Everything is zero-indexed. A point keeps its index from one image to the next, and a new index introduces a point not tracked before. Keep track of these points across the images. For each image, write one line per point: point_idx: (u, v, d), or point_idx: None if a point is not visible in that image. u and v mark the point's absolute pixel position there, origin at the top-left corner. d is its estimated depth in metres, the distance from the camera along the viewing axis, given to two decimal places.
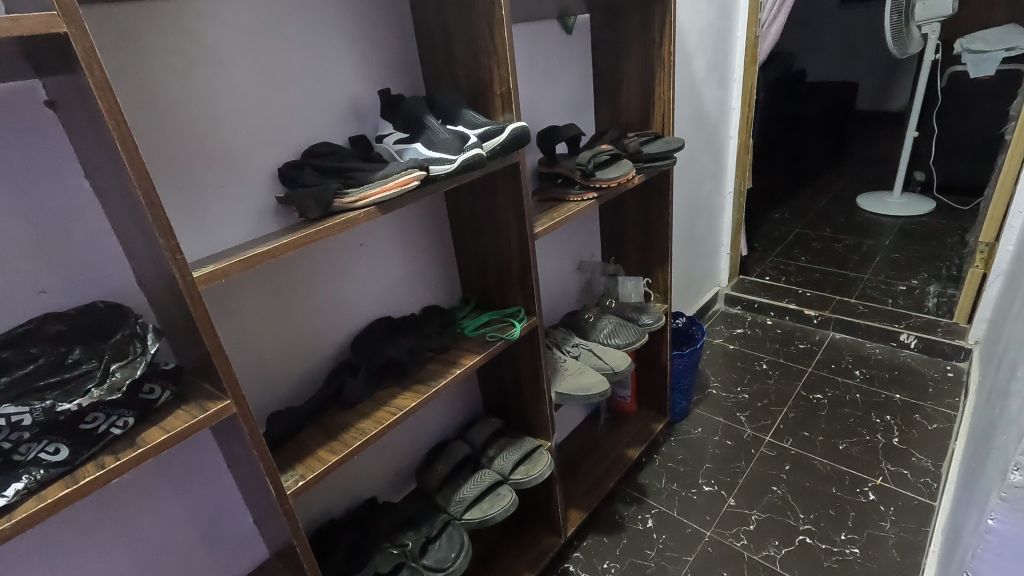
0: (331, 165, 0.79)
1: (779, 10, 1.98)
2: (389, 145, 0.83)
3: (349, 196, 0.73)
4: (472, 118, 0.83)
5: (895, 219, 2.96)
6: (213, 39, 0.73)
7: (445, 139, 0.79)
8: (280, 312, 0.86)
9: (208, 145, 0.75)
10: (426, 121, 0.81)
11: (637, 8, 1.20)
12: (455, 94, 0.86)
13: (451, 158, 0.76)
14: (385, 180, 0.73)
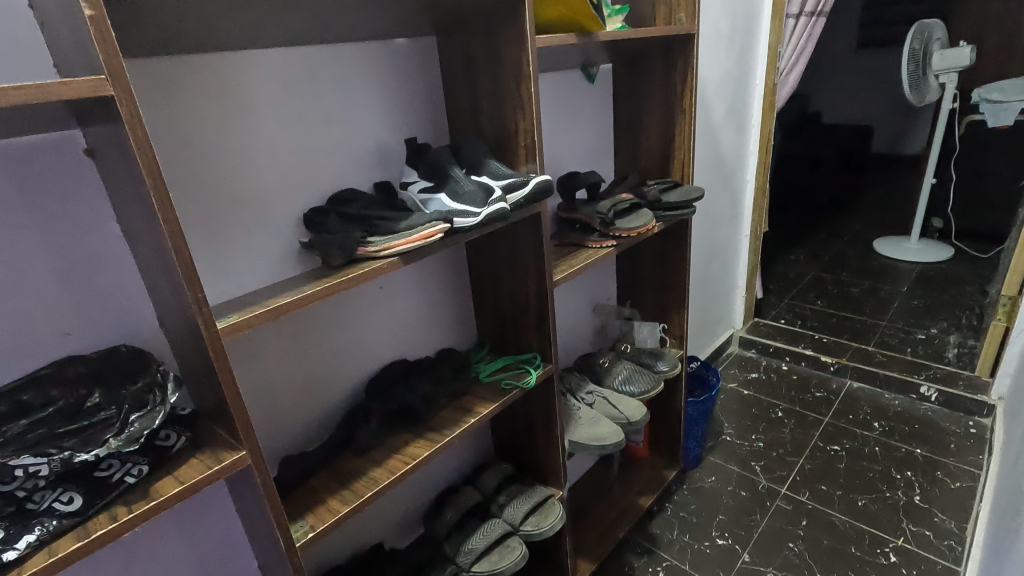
0: (356, 213, 0.80)
1: (798, 59, 2.00)
2: (413, 194, 0.84)
3: (373, 245, 0.74)
4: (497, 168, 0.84)
5: (912, 265, 2.94)
6: (248, 89, 0.75)
7: (470, 189, 0.79)
8: (298, 356, 0.86)
9: (238, 191, 0.76)
10: (451, 171, 0.82)
11: (659, 60, 1.22)
12: (480, 144, 0.87)
13: (476, 209, 0.77)
14: (409, 231, 0.74)
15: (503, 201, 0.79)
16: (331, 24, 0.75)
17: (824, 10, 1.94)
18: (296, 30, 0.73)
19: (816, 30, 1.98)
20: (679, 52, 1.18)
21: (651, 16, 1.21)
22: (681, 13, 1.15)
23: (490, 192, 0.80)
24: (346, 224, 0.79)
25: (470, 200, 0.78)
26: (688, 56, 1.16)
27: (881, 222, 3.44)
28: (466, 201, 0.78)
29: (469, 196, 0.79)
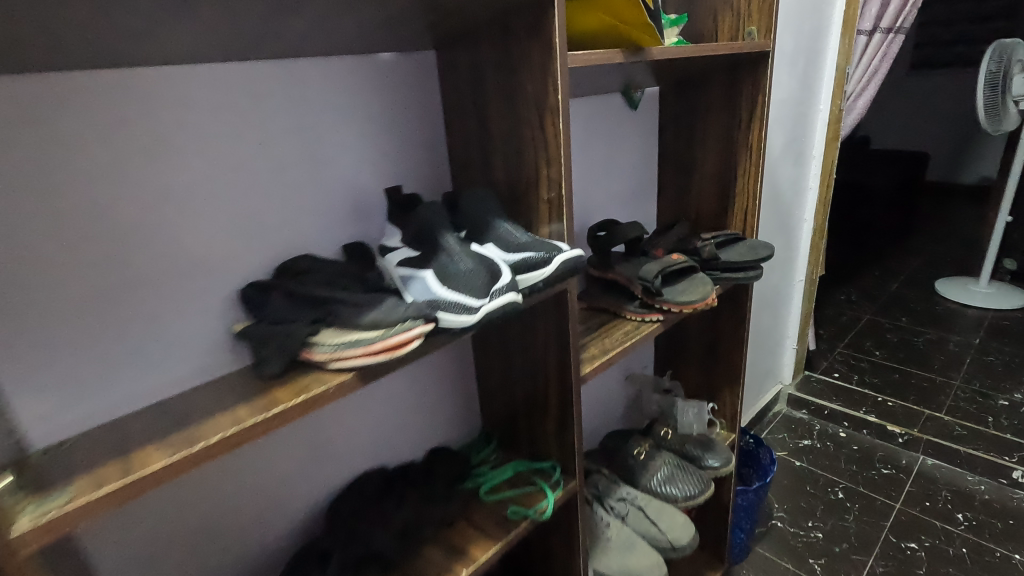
0: (308, 293, 0.57)
1: (869, 82, 1.74)
2: (392, 263, 0.61)
3: (323, 351, 0.50)
4: (512, 239, 0.61)
5: (983, 312, 2.60)
6: (161, 124, 0.54)
7: (473, 268, 0.56)
8: (219, 498, 0.64)
9: (135, 266, 0.55)
10: (445, 239, 0.59)
11: (720, 85, 0.98)
12: (488, 195, 0.64)
13: (479, 299, 0.53)
14: (378, 334, 0.50)
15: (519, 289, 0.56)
16: (277, 36, 0.53)
17: (903, 27, 1.68)
18: (223, 42, 0.51)
19: (892, 50, 1.71)
20: (747, 76, 0.93)
21: (712, 30, 0.97)
22: (751, 26, 0.91)
23: (500, 273, 0.57)
24: (292, 306, 0.56)
25: (471, 281, 0.55)
26: (759, 80, 0.92)
27: (943, 259, 3.10)
28: (465, 284, 0.55)
29: (470, 277, 0.55)
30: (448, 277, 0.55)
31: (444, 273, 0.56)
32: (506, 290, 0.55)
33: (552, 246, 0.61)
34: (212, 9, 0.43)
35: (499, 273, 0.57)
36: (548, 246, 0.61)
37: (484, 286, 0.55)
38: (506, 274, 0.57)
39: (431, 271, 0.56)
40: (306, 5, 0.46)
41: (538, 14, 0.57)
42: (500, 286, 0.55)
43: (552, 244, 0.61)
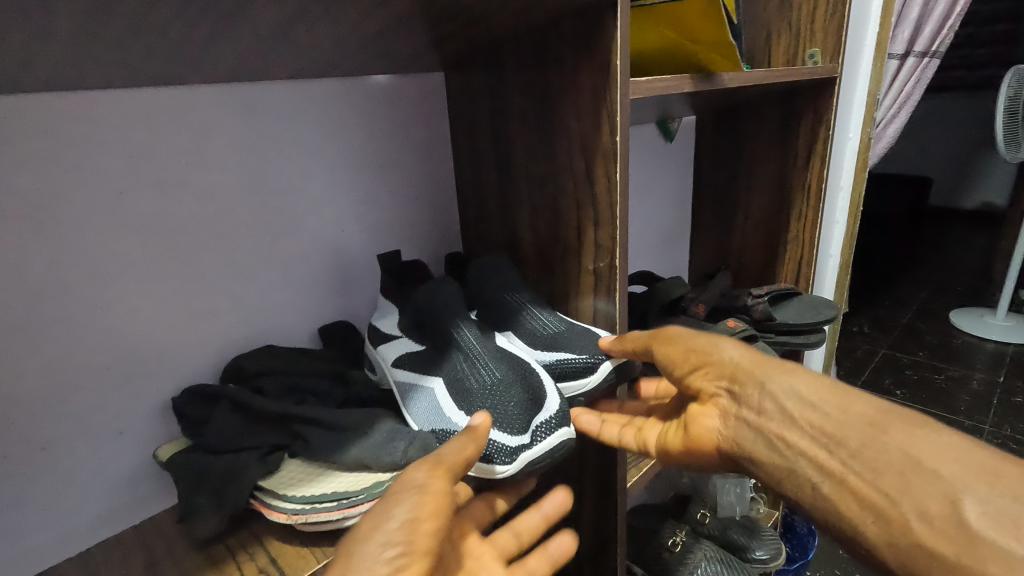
0: (267, 408, 0.41)
1: (900, 108, 1.61)
2: (390, 363, 0.46)
3: (288, 511, 0.37)
4: (544, 326, 0.48)
5: (1002, 346, 2.48)
6: (64, 179, 0.39)
7: (502, 382, 0.41)
8: None
9: (21, 378, 0.39)
10: (460, 335, 0.44)
11: (773, 115, 0.83)
12: (503, 261, 0.50)
13: (520, 438, 0.38)
14: (375, 485, 0.37)
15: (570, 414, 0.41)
16: (225, 53, 0.37)
17: (939, 49, 1.55)
18: (141, 60, 0.35)
19: (925, 75, 1.59)
20: (807, 106, 0.79)
21: (764, 51, 0.83)
22: (814, 47, 0.77)
23: (543, 389, 0.41)
24: (246, 427, 0.41)
25: (503, 406, 0.40)
26: (822, 110, 0.77)
27: (954, 289, 2.99)
28: (497, 412, 0.40)
29: (500, 399, 0.40)
30: (470, 397, 0.41)
31: (464, 388, 0.42)
32: (558, 424, 0.39)
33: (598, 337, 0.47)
34: (99, 14, 0.27)
35: (541, 390, 0.41)
36: (593, 340, 0.46)
37: (522, 415, 0.39)
38: (552, 390, 0.42)
39: (446, 383, 0.43)
40: (257, 10, 0.31)
41: (588, 30, 0.41)
42: (546, 417, 0.39)
43: (597, 335, 0.47)
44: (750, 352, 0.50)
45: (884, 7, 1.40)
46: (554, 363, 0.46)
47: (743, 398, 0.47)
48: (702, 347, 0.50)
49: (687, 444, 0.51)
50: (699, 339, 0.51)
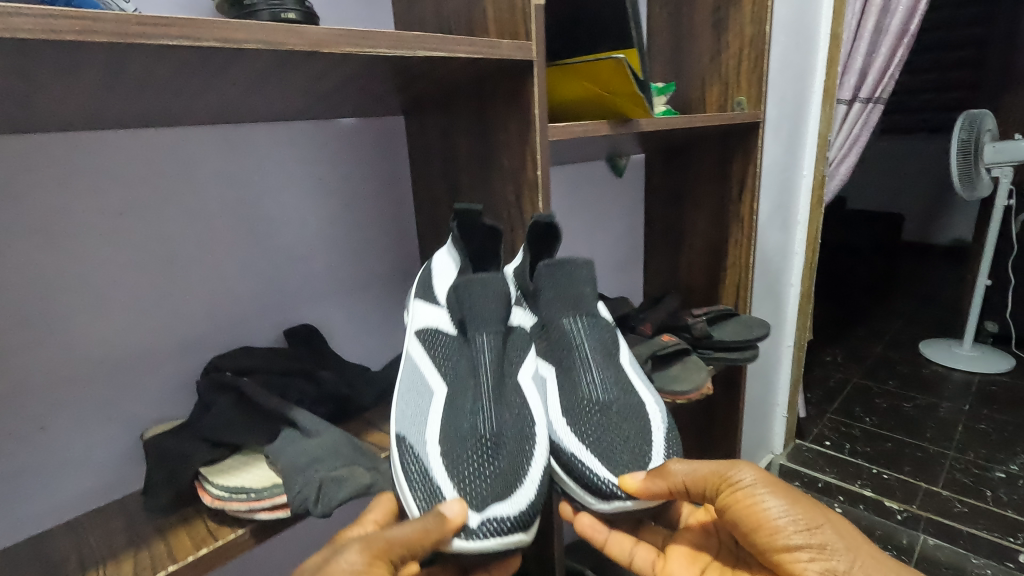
0: (266, 405, 0.46)
1: (850, 149, 1.73)
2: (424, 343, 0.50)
3: (212, 491, 0.40)
4: (580, 382, 0.51)
5: (968, 375, 2.55)
6: (69, 202, 0.46)
7: (495, 438, 0.44)
8: None
9: (28, 368, 0.46)
10: (486, 353, 0.49)
11: (710, 154, 0.93)
12: (587, 295, 0.54)
13: (476, 516, 0.40)
14: (280, 484, 0.40)
15: (531, 521, 0.42)
16: (212, 101, 0.46)
17: (881, 96, 1.69)
18: (143, 107, 0.43)
19: (871, 119, 1.72)
20: (737, 146, 0.89)
21: (699, 98, 0.94)
22: (740, 97, 0.87)
23: (524, 473, 0.43)
24: (236, 419, 0.45)
25: (481, 473, 0.43)
26: (750, 150, 0.87)
27: (926, 321, 3.08)
28: (469, 474, 0.42)
29: (486, 459, 0.43)
30: (459, 430, 0.45)
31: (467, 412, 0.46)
32: (510, 530, 0.40)
33: (629, 439, 0.48)
34: (110, 72, 0.35)
35: (522, 478, 0.43)
36: (619, 450, 0.47)
37: (483, 497, 0.41)
38: (535, 478, 0.44)
39: (454, 395, 0.47)
40: (234, 71, 0.39)
41: (514, 87, 0.51)
42: (505, 514, 0.41)
43: (637, 443, 0.48)
44: (851, 552, 0.47)
45: (829, 58, 1.53)
46: (562, 445, 0.48)
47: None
48: (788, 525, 0.47)
49: None
50: (791, 516, 0.47)
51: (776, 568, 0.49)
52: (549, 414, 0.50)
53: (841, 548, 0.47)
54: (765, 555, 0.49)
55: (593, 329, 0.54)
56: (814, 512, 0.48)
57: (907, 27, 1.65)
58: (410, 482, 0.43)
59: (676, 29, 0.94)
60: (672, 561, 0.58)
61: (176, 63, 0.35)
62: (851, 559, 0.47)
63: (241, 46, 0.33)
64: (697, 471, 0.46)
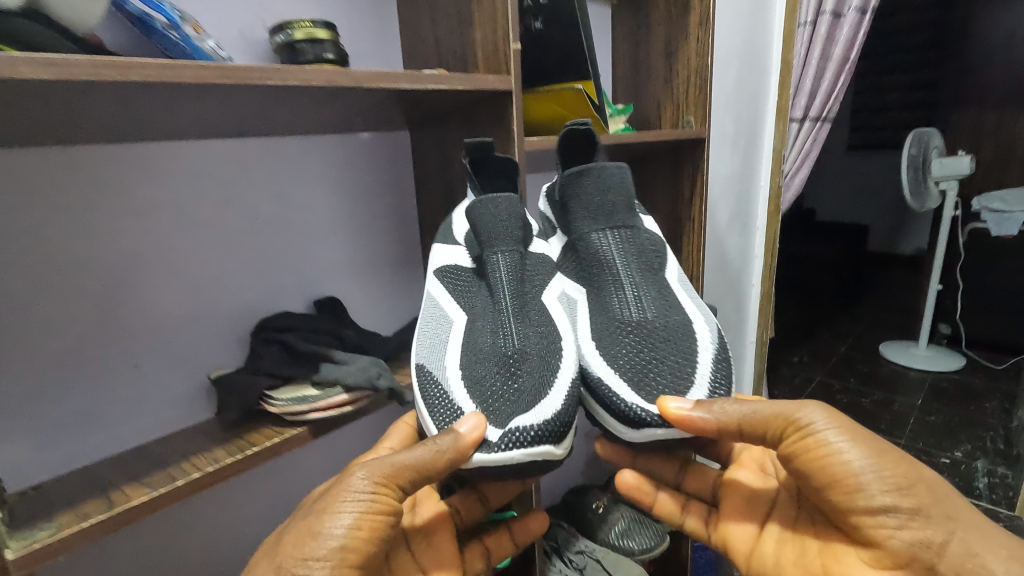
0: (306, 349, 0.60)
1: (803, 162, 1.91)
2: (441, 279, 0.61)
3: (275, 404, 0.54)
4: (608, 298, 0.60)
5: (923, 372, 2.70)
6: (158, 193, 0.59)
7: (518, 353, 0.54)
8: (188, 537, 0.68)
9: (126, 323, 0.58)
10: (501, 277, 0.58)
11: (665, 162, 1.10)
12: (614, 207, 0.62)
13: (500, 432, 0.48)
14: (327, 391, 0.55)
15: (559, 436, 0.48)
16: (272, 118, 0.60)
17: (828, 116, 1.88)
18: (222, 122, 0.57)
19: (821, 135, 1.90)
20: (687, 158, 1.05)
21: (656, 115, 1.10)
22: (689, 115, 1.03)
23: (550, 387, 0.51)
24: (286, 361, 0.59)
25: (506, 389, 0.52)
26: (697, 159, 1.03)
27: (887, 324, 3.26)
28: (501, 388, 0.52)
29: (510, 373, 0.53)
30: (487, 347, 0.55)
31: (494, 330, 0.56)
32: (538, 441, 0.46)
33: (657, 351, 0.55)
34: (215, 101, 0.49)
35: (546, 391, 0.51)
36: (638, 364, 0.54)
37: (504, 413, 0.50)
38: (560, 391, 0.51)
39: (478, 320, 0.58)
40: (295, 98, 0.53)
41: (500, 108, 0.66)
42: (529, 425, 0.47)
43: (659, 354, 0.54)
44: (945, 520, 0.50)
45: (782, 82, 1.71)
46: (588, 364, 0.55)
47: (928, 567, 0.50)
48: (876, 486, 0.50)
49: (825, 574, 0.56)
50: (878, 475, 0.50)
51: (857, 530, 0.53)
52: (575, 331, 0.59)
53: (934, 512, 0.50)
54: (845, 513, 0.53)
55: (621, 242, 0.61)
56: (909, 473, 0.51)
57: (848, 54, 1.84)
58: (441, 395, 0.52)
59: (635, 59, 1.12)
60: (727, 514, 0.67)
61: (260, 94, 0.49)
62: (948, 528, 0.50)
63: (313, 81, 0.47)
64: (756, 414, 0.51)
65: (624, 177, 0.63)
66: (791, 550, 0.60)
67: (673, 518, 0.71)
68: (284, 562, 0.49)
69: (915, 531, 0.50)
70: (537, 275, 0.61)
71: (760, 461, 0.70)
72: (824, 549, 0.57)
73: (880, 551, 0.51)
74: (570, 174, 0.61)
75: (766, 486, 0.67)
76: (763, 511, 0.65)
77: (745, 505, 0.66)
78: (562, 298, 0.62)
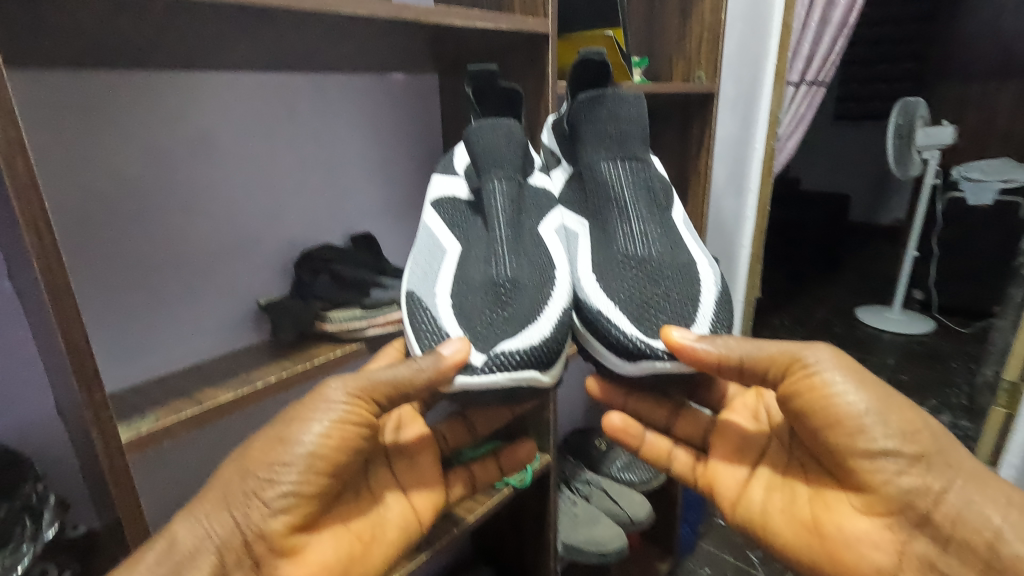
0: (353, 275, 0.64)
1: (797, 126, 1.95)
2: (440, 210, 0.61)
3: (331, 322, 0.59)
4: (611, 233, 0.59)
5: (896, 334, 2.83)
6: (205, 123, 0.62)
7: (509, 282, 0.54)
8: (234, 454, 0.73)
9: (176, 247, 0.62)
10: (495, 204, 0.57)
11: (675, 117, 1.13)
12: (627, 139, 0.60)
13: (483, 356, 0.47)
14: (377, 310, 0.61)
15: (546, 363, 0.49)
16: (316, 53, 0.62)
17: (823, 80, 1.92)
18: (270, 55, 0.59)
19: (815, 100, 1.95)
20: (696, 114, 1.09)
21: (667, 71, 1.13)
22: (700, 71, 1.06)
23: (539, 315, 0.51)
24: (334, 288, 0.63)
25: (495, 317, 0.52)
26: (707, 114, 1.07)
27: (865, 290, 3.39)
28: (490, 315, 0.52)
29: (500, 301, 0.53)
30: (482, 274, 0.55)
31: (486, 260, 0.56)
32: (520, 365, 0.47)
33: (657, 286, 0.55)
34: (275, 32, 0.52)
35: (534, 318, 0.51)
36: (630, 297, 0.54)
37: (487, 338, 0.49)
38: (546, 321, 0.51)
39: (471, 250, 0.58)
40: (346, 32, 0.56)
41: (533, 52, 0.69)
42: (515, 350, 0.47)
43: (653, 287, 0.55)
44: (944, 467, 0.50)
45: (780, 45, 1.74)
46: (583, 295, 0.56)
47: (921, 513, 0.50)
48: (877, 432, 0.50)
49: (815, 517, 0.56)
50: (880, 420, 0.50)
51: (852, 477, 0.53)
52: (575, 261, 0.60)
53: (936, 459, 0.50)
54: (841, 459, 0.52)
55: (630, 175, 0.60)
56: (911, 419, 0.51)
57: (846, 18, 1.87)
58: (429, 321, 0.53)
59: (648, 14, 1.14)
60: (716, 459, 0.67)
61: (318, 27, 0.52)
62: (947, 475, 0.50)
63: (372, 15, 0.50)
64: (758, 353, 0.51)
65: (641, 108, 0.61)
66: (779, 497, 0.60)
67: (661, 462, 0.71)
68: (250, 467, 0.49)
69: (915, 478, 0.50)
70: (536, 205, 0.61)
71: (753, 409, 0.68)
72: (816, 496, 0.57)
73: (873, 497, 0.52)
74: (584, 100, 0.60)
75: (758, 432, 0.66)
76: (752, 456, 0.65)
77: (734, 450, 0.66)
78: (561, 231, 0.62)
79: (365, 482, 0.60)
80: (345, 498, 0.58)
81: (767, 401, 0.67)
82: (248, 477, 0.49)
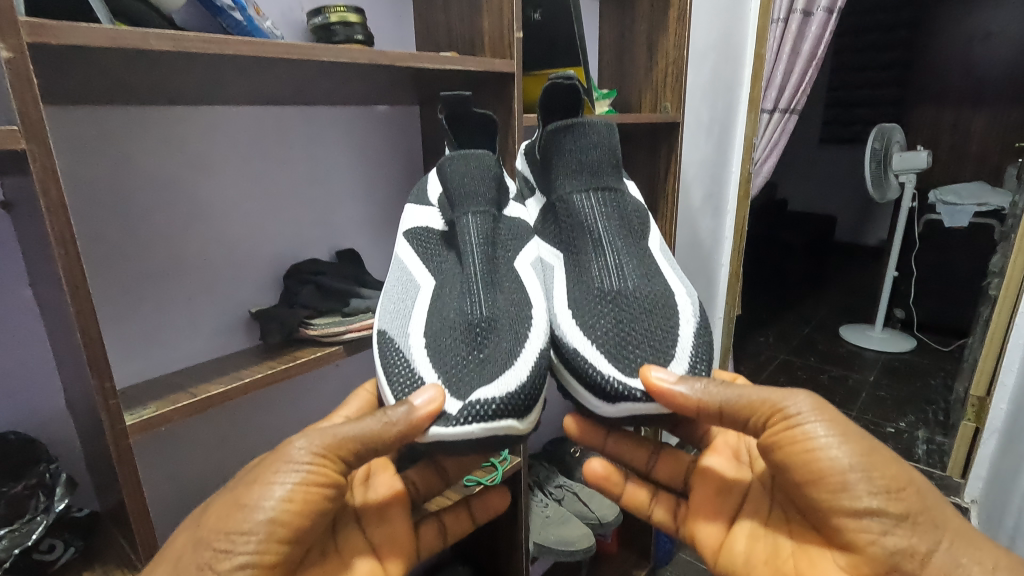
0: (334, 285, 0.72)
1: (772, 151, 2.04)
2: (411, 241, 0.68)
3: (312, 327, 0.67)
4: (583, 262, 0.65)
5: (877, 352, 2.89)
6: (208, 147, 0.69)
7: (481, 314, 0.59)
8: (223, 450, 0.79)
9: (177, 261, 0.69)
10: (470, 236, 0.64)
11: (644, 144, 1.21)
12: (595, 164, 0.67)
13: (457, 406, 0.51)
14: (355, 316, 0.68)
15: (522, 412, 0.52)
16: (308, 90, 0.70)
17: (796, 108, 2.01)
18: (267, 92, 0.67)
19: (789, 126, 2.04)
20: (664, 140, 1.16)
21: (637, 101, 1.22)
22: (666, 102, 1.14)
23: (518, 354, 0.55)
24: (319, 297, 0.70)
25: (469, 357, 0.57)
26: (673, 141, 1.15)
27: (849, 309, 3.46)
28: (469, 357, 0.57)
29: (474, 333, 0.58)
30: (460, 308, 0.60)
31: (462, 288, 0.62)
32: (494, 416, 0.50)
33: (621, 307, 0.60)
34: (273, 77, 0.59)
35: (514, 360, 0.54)
36: (597, 325, 0.59)
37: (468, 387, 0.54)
38: (522, 363, 0.54)
39: (447, 282, 0.64)
40: (334, 74, 0.64)
41: (502, 88, 0.77)
42: (494, 395, 0.51)
43: (618, 312, 0.60)
44: (935, 531, 0.54)
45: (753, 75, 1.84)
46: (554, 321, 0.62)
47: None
48: (864, 493, 0.54)
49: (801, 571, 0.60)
50: (867, 481, 0.54)
51: (840, 534, 0.56)
52: (550, 291, 0.66)
53: (923, 520, 0.54)
54: (829, 514, 0.56)
55: (601, 204, 0.66)
56: (900, 479, 0.55)
57: (816, 50, 1.98)
58: (409, 363, 0.57)
59: (620, 47, 1.22)
60: (699, 504, 0.72)
61: (307, 72, 0.60)
62: (936, 539, 0.54)
63: (355, 59, 0.58)
64: (741, 399, 0.55)
65: (609, 136, 0.68)
66: (765, 547, 0.64)
67: (640, 506, 0.78)
68: (206, 536, 0.51)
69: (903, 538, 0.54)
70: (512, 239, 0.68)
71: (734, 447, 0.76)
72: (802, 548, 0.61)
73: (860, 556, 0.55)
74: (556, 132, 0.67)
75: (741, 480, 0.71)
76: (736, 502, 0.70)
77: (715, 495, 0.71)
78: (537, 262, 0.68)
79: (333, 542, 0.64)
80: (312, 560, 0.61)
81: (748, 441, 0.75)
82: (203, 548, 0.51)
